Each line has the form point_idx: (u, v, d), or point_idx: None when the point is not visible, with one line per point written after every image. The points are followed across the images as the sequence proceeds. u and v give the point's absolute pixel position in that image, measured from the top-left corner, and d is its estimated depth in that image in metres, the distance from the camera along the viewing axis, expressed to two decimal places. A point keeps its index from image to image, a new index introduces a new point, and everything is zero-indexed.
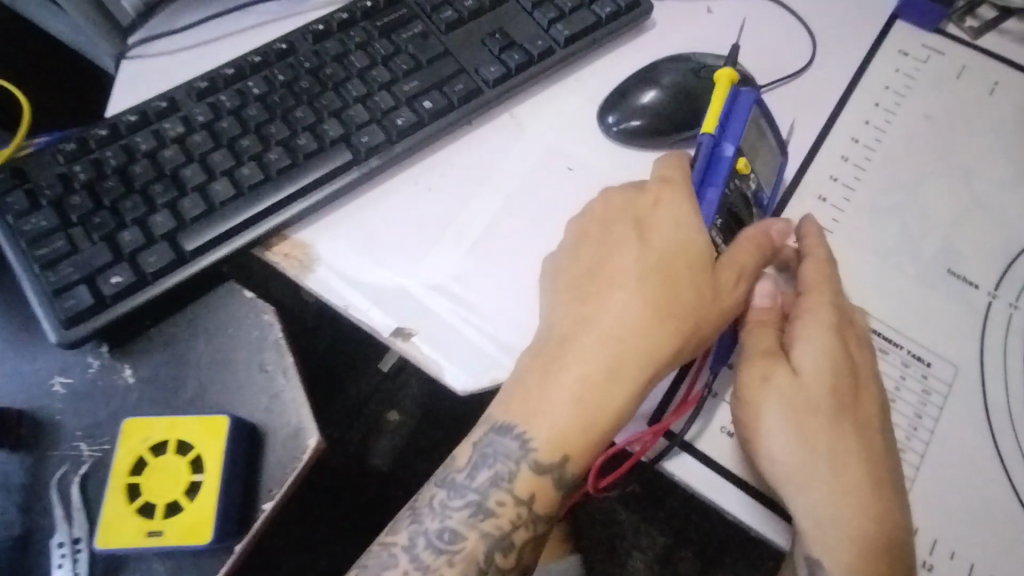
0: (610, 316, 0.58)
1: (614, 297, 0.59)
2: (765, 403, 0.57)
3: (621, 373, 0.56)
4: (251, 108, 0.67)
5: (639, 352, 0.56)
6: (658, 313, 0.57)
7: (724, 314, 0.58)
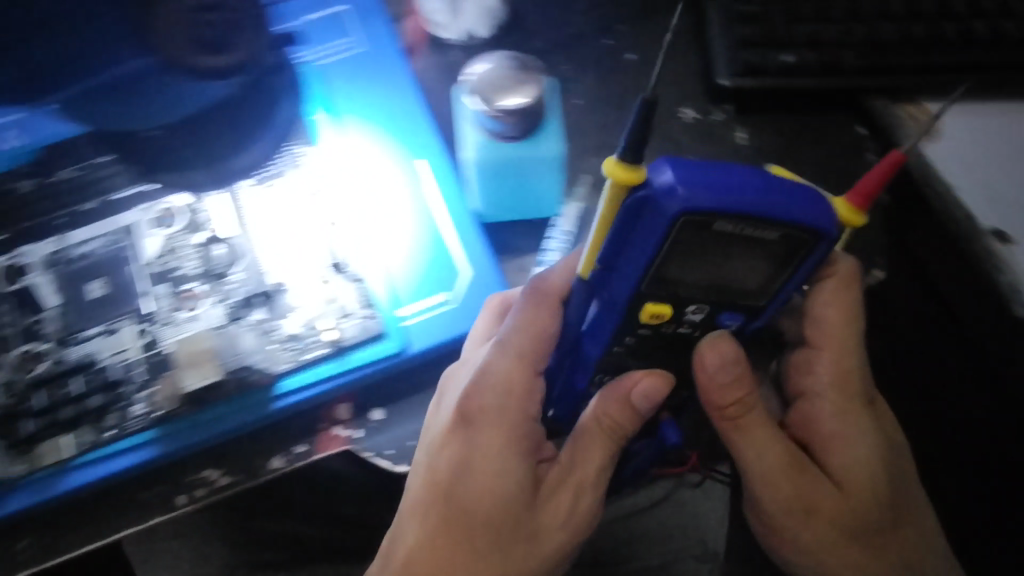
0: (454, 479, 0.60)
1: (460, 454, 0.61)
2: (791, 484, 0.62)
3: (489, 522, 0.59)
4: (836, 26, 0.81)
5: (477, 543, 0.59)
6: (518, 508, 0.60)
7: (580, 490, 0.63)
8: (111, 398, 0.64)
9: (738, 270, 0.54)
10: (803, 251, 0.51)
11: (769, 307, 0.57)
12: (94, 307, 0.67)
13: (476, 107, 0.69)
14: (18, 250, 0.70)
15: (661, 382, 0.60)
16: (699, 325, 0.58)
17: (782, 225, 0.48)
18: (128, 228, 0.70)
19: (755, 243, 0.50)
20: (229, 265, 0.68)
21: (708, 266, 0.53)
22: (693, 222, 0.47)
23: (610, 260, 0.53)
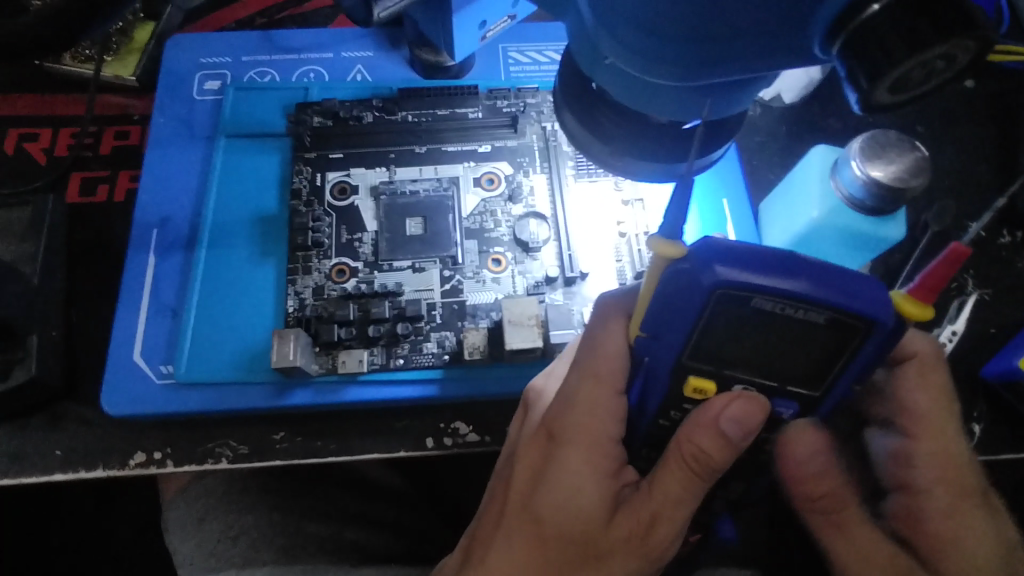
0: (530, 487, 0.56)
1: (543, 458, 0.56)
2: None
3: (571, 519, 0.53)
4: None
5: (556, 557, 0.53)
6: (593, 530, 0.53)
7: (659, 520, 0.53)
8: (411, 329, 0.67)
9: (795, 359, 0.50)
10: (850, 344, 0.48)
11: (827, 404, 0.52)
12: (410, 243, 0.72)
13: (850, 164, 0.66)
14: (351, 170, 0.75)
15: (756, 404, 0.50)
16: (773, 424, 0.55)
17: (826, 309, 0.45)
18: (454, 180, 0.75)
19: (799, 328, 0.48)
20: (540, 241, 0.71)
21: (753, 352, 0.50)
22: (730, 297, 0.46)
23: (654, 329, 0.51)
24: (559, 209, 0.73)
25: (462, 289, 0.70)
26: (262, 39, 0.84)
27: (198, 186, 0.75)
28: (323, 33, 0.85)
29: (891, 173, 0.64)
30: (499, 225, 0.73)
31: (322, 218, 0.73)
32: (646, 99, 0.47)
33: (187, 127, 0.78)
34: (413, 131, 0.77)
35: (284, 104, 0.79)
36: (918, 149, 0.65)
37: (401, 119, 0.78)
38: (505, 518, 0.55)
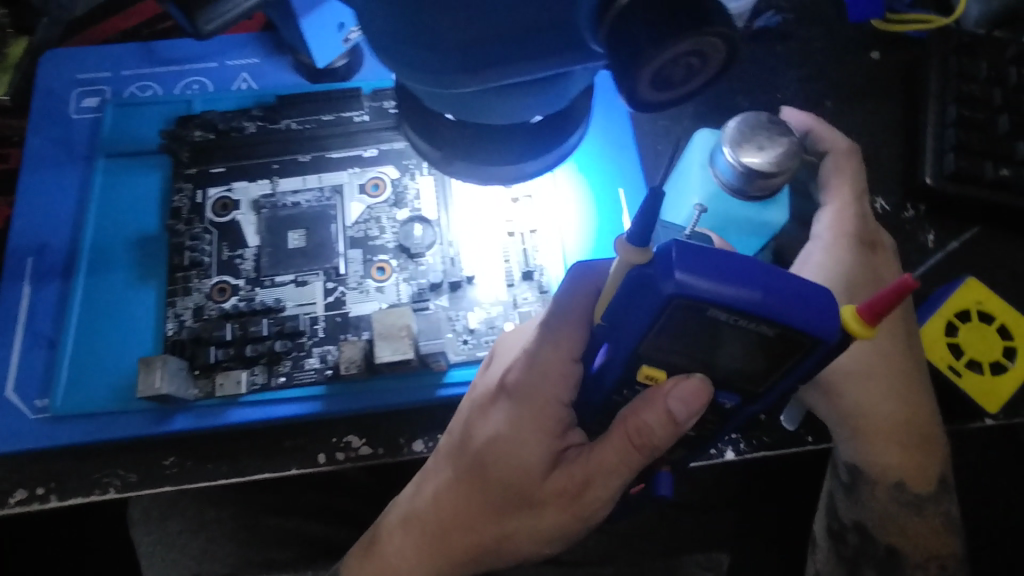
0: (486, 442, 0.60)
1: (504, 419, 0.60)
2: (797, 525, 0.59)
3: (514, 477, 0.59)
4: None
5: (498, 501, 0.60)
6: (531, 484, 0.59)
7: (591, 482, 0.57)
8: (291, 346, 0.66)
9: (742, 358, 0.48)
10: (796, 357, 0.46)
11: (769, 394, 0.52)
12: (292, 257, 0.70)
13: (723, 151, 0.64)
14: (232, 184, 0.73)
15: (703, 389, 0.50)
16: (716, 409, 0.54)
17: (779, 325, 0.42)
18: (337, 188, 0.73)
19: (750, 336, 0.44)
20: (424, 246, 0.69)
21: (704, 346, 0.47)
22: (688, 306, 0.42)
23: (612, 320, 0.49)
24: (444, 211, 0.71)
25: (345, 300, 0.68)
26: (142, 50, 0.81)
27: (75, 211, 0.73)
28: (203, 39, 0.81)
29: (765, 160, 0.62)
30: (380, 232, 0.71)
31: (201, 236, 0.71)
32: (450, 105, 0.43)
33: (64, 149, 0.76)
34: (295, 140, 0.74)
35: (163, 118, 0.76)
36: (789, 134, 0.63)
37: (285, 127, 0.75)
38: (457, 470, 0.61)
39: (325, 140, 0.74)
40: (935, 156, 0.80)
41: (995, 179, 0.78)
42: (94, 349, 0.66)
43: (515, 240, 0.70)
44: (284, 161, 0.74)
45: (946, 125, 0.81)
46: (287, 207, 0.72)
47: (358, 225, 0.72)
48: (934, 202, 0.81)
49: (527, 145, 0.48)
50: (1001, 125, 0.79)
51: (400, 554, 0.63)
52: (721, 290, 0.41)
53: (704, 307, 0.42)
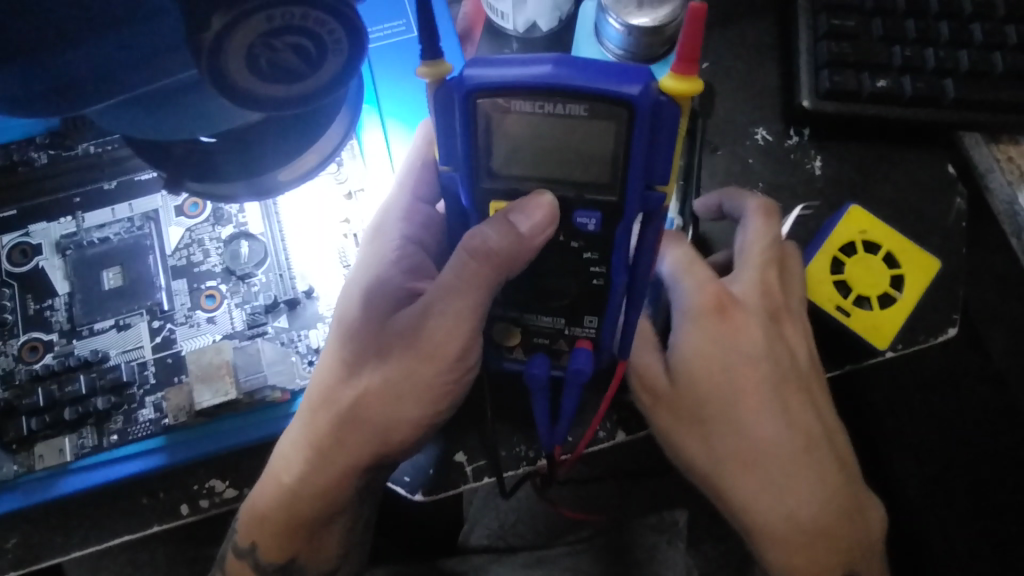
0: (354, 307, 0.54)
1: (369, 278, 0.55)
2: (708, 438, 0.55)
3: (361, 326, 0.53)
4: (913, 29, 0.73)
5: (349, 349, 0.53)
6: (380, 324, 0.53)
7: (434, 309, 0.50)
8: (118, 400, 0.60)
9: (580, 159, 0.43)
10: (619, 131, 0.40)
11: (638, 201, 0.43)
12: (109, 299, 0.63)
13: (608, 17, 0.54)
14: (29, 228, 0.64)
15: (549, 205, 0.44)
16: (587, 240, 0.47)
17: (581, 98, 0.39)
18: (150, 215, 0.65)
19: (565, 123, 0.41)
20: (252, 265, 0.62)
21: (537, 152, 0.43)
22: (484, 102, 0.40)
23: (443, 159, 0.45)
24: (271, 222, 0.64)
25: (174, 337, 0.62)
26: None
27: None
28: None
29: (652, 18, 0.54)
30: (205, 255, 0.64)
31: (0, 292, 0.63)
32: (130, 125, 0.36)
33: None
34: (93, 166, 0.66)
35: None
36: None
37: (81, 152, 0.66)
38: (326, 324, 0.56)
39: (128, 161, 0.66)
40: (812, 76, 0.73)
41: (872, 91, 0.71)
42: None
43: (354, 240, 0.63)
44: (86, 192, 0.65)
45: (819, 38, 0.74)
46: (97, 243, 0.64)
47: (178, 252, 0.64)
48: (818, 125, 0.74)
49: (263, 145, 0.40)
50: (874, 31, 0.73)
51: (286, 461, 0.54)
52: (504, 73, 0.39)
53: (498, 96, 0.39)
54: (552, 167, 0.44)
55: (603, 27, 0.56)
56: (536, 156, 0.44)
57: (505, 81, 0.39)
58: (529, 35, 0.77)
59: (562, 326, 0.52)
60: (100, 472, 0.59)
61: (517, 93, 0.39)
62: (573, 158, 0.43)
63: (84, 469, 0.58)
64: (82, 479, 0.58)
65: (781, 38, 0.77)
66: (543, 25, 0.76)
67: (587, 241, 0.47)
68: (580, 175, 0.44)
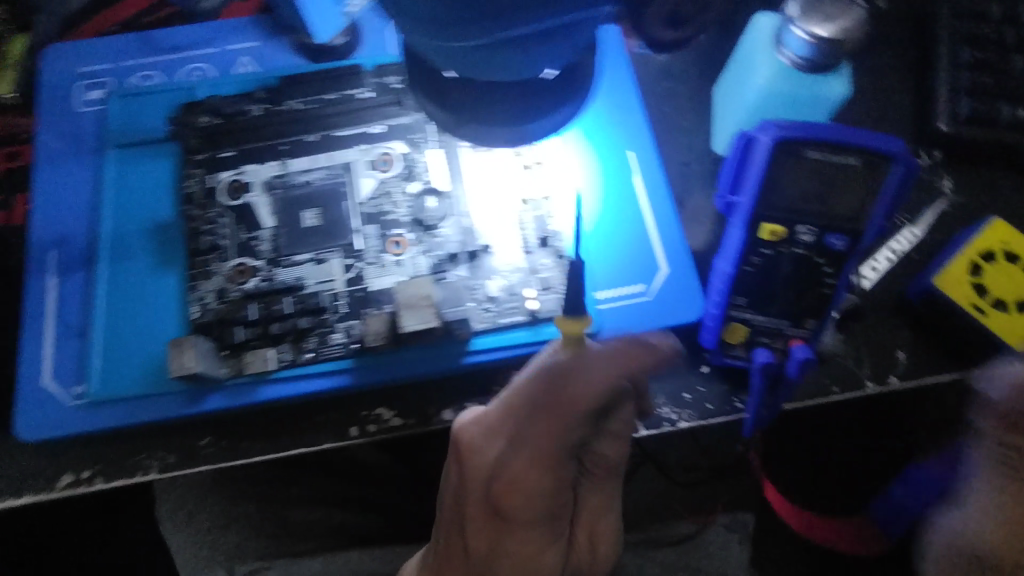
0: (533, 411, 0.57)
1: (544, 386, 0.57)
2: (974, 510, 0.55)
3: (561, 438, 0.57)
4: None
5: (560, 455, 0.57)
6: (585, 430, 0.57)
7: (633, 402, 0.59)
8: (315, 322, 0.67)
9: (836, 199, 0.59)
10: (877, 178, 0.58)
11: (872, 233, 0.60)
12: (308, 236, 0.70)
13: (793, 27, 0.62)
14: (243, 168, 0.73)
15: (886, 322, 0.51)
16: (829, 256, 0.61)
17: (858, 152, 0.57)
18: (347, 166, 0.73)
19: (837, 171, 0.58)
20: (439, 218, 0.70)
21: (805, 192, 0.60)
22: (786, 152, 0.57)
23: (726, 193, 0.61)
24: (457, 183, 0.72)
25: (364, 275, 0.69)
26: (140, 40, 0.80)
27: (92, 202, 0.73)
28: (201, 26, 0.81)
29: (834, 30, 0.60)
30: (393, 206, 0.71)
31: (217, 220, 0.71)
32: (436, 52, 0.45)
33: (74, 144, 0.75)
34: (301, 120, 0.74)
35: (168, 105, 0.76)
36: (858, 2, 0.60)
37: (291, 109, 0.75)
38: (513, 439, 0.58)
39: (330, 119, 0.75)
40: (950, 101, 0.78)
41: (1009, 120, 0.76)
42: (123, 341, 0.68)
43: (527, 210, 0.71)
44: (292, 142, 0.74)
45: (960, 67, 0.78)
46: (301, 184, 0.72)
47: (367, 200, 0.71)
48: (951, 148, 0.79)
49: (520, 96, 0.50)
50: (1013, 65, 0.78)
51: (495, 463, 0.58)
52: (805, 133, 0.57)
53: (803, 145, 0.57)
54: (814, 204, 0.60)
55: (784, 33, 0.64)
56: (805, 197, 0.59)
57: (807, 136, 0.57)
58: (681, 44, 0.85)
59: (783, 327, 0.65)
60: (294, 384, 0.66)
61: (812, 146, 0.57)
62: (829, 199, 0.59)
63: (281, 377, 0.66)
64: (280, 387, 0.66)
65: (915, 67, 0.83)
66: (694, 37, 0.85)
67: (830, 257, 0.61)
68: (837, 215, 0.59)
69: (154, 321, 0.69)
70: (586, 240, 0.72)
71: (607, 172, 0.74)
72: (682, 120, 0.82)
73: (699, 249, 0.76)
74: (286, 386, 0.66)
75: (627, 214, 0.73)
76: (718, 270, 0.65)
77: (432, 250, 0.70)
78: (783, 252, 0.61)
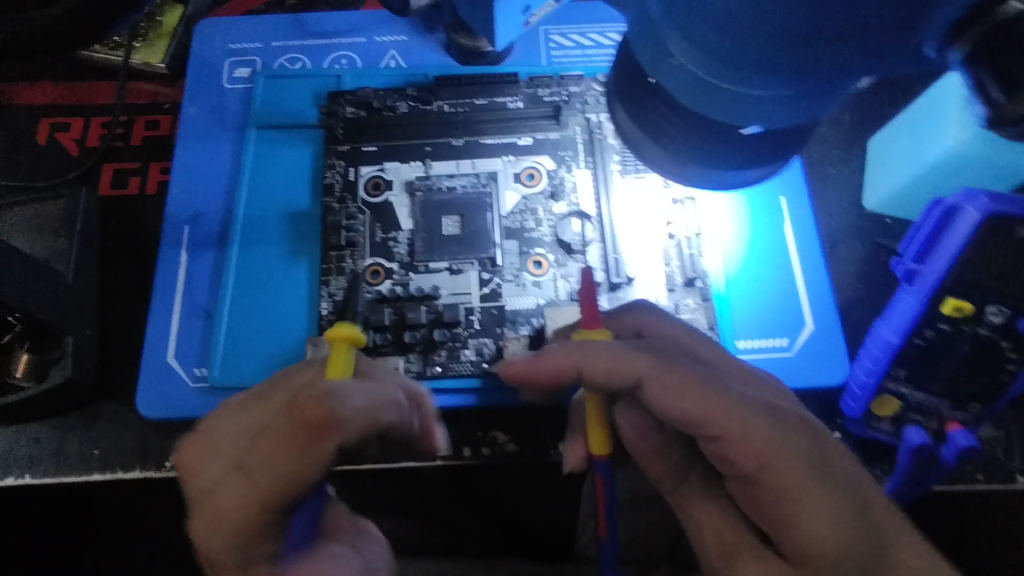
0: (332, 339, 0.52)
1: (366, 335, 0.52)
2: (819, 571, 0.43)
3: None
4: None
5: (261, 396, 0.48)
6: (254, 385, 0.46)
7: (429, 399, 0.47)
8: (448, 335, 0.65)
9: None
10: None
11: None
12: (447, 243, 0.68)
13: None
14: (385, 165, 0.71)
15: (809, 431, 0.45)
16: (1017, 342, 0.56)
17: None
18: (493, 175, 0.71)
19: None
20: (584, 241, 0.68)
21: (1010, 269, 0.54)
22: (997, 225, 0.53)
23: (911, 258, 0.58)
24: (603, 208, 0.69)
25: (500, 291, 0.67)
26: (292, 22, 0.80)
27: (229, 179, 0.72)
28: (352, 14, 0.80)
29: None
30: (534, 224, 0.69)
31: (355, 216, 0.69)
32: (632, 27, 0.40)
33: (218, 119, 0.75)
34: (446, 122, 0.73)
35: (314, 91, 0.75)
36: None
37: (438, 109, 0.73)
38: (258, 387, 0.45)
39: (477, 124, 0.73)
40: None
41: None
42: (248, 324, 0.66)
43: (674, 247, 0.68)
44: (436, 144, 0.72)
45: None
46: (443, 189, 0.70)
47: (510, 214, 0.69)
48: None
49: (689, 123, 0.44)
50: None
51: (307, 514, 0.43)
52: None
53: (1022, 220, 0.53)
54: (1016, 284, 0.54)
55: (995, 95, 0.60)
56: (1004, 275, 0.55)
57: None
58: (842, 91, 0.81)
59: (945, 407, 0.60)
60: None
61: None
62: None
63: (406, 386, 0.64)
64: None
65: None
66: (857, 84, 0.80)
67: (1018, 341, 0.56)
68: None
69: (281, 309, 0.67)
70: (730, 285, 0.69)
71: (759, 217, 0.71)
72: (835, 168, 0.77)
73: (843, 304, 0.71)
74: None
75: (776, 263, 0.69)
76: (878, 335, 0.60)
77: (574, 277, 0.67)
78: (964, 330, 0.57)
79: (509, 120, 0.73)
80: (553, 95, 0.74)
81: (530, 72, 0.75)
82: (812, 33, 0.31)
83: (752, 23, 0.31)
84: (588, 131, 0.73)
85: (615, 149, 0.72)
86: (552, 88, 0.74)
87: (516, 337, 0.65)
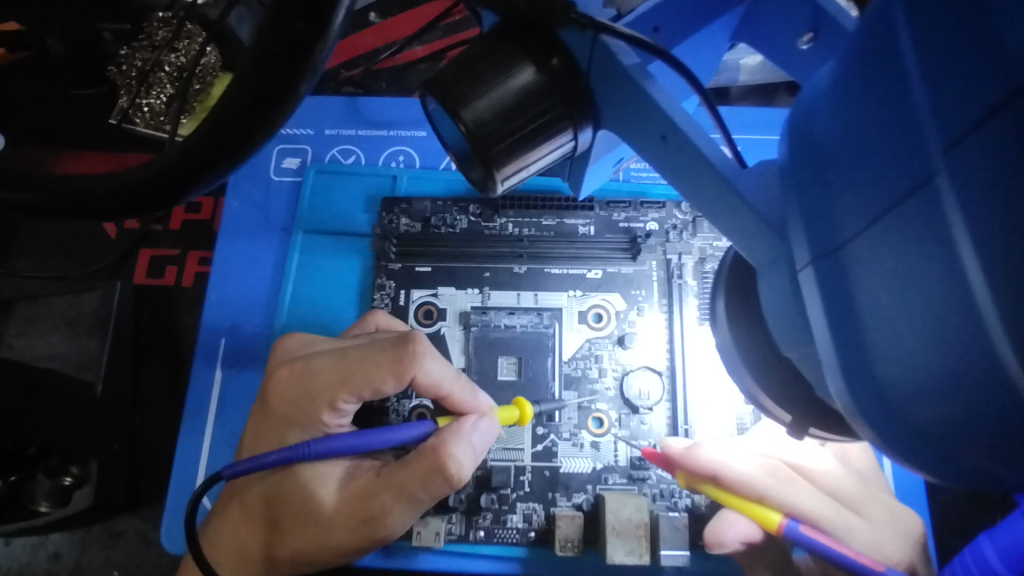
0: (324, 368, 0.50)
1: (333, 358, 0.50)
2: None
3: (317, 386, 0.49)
4: None
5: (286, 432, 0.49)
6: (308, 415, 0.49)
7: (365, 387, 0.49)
8: (495, 498, 0.59)
9: None
10: None
11: None
12: (501, 389, 0.62)
13: None
14: (438, 289, 0.65)
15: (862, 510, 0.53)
16: None
17: None
18: (556, 313, 0.64)
19: None
20: (651, 401, 0.61)
21: None
22: None
23: None
24: (676, 364, 0.63)
25: (555, 450, 0.61)
26: (348, 107, 0.74)
27: (271, 286, 0.68)
28: (412, 104, 0.74)
29: None
30: (597, 374, 0.63)
31: None
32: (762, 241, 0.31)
33: (263, 217, 0.70)
34: (509, 245, 0.66)
35: (366, 193, 0.69)
36: None
37: (500, 229, 0.66)
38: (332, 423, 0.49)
39: (543, 250, 0.65)
40: None
41: None
42: None
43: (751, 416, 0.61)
44: (495, 269, 0.65)
45: None
46: (501, 325, 0.64)
47: (571, 361, 0.63)
48: None
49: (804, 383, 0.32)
50: None
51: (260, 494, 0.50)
52: None
53: None
54: None
55: None
56: None
57: None
58: None
59: None
60: (455, 559, 0.59)
61: None
62: None
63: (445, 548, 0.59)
64: (441, 558, 0.59)
65: None
66: None
67: None
68: None
69: None
70: None
71: None
72: None
73: (930, 484, 0.64)
74: (446, 557, 0.59)
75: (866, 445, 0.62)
76: None
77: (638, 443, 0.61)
78: None
79: (578, 247, 0.66)
80: (629, 221, 0.67)
81: (605, 193, 0.69)
82: (987, 395, 0.20)
83: (886, 349, 0.22)
84: (666, 269, 0.65)
85: (694, 292, 0.65)
86: (629, 214, 0.67)
87: (568, 505, 0.59)
